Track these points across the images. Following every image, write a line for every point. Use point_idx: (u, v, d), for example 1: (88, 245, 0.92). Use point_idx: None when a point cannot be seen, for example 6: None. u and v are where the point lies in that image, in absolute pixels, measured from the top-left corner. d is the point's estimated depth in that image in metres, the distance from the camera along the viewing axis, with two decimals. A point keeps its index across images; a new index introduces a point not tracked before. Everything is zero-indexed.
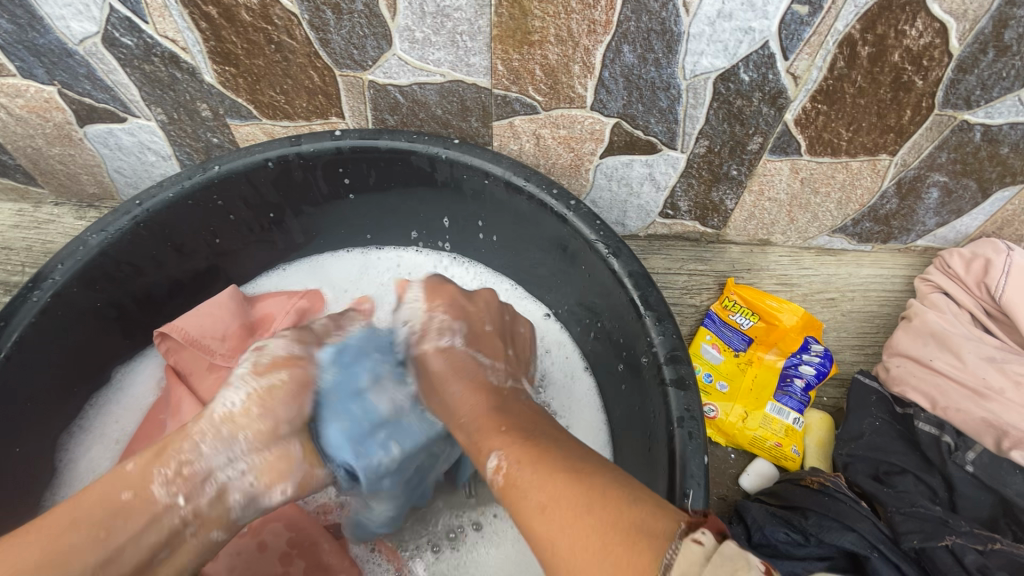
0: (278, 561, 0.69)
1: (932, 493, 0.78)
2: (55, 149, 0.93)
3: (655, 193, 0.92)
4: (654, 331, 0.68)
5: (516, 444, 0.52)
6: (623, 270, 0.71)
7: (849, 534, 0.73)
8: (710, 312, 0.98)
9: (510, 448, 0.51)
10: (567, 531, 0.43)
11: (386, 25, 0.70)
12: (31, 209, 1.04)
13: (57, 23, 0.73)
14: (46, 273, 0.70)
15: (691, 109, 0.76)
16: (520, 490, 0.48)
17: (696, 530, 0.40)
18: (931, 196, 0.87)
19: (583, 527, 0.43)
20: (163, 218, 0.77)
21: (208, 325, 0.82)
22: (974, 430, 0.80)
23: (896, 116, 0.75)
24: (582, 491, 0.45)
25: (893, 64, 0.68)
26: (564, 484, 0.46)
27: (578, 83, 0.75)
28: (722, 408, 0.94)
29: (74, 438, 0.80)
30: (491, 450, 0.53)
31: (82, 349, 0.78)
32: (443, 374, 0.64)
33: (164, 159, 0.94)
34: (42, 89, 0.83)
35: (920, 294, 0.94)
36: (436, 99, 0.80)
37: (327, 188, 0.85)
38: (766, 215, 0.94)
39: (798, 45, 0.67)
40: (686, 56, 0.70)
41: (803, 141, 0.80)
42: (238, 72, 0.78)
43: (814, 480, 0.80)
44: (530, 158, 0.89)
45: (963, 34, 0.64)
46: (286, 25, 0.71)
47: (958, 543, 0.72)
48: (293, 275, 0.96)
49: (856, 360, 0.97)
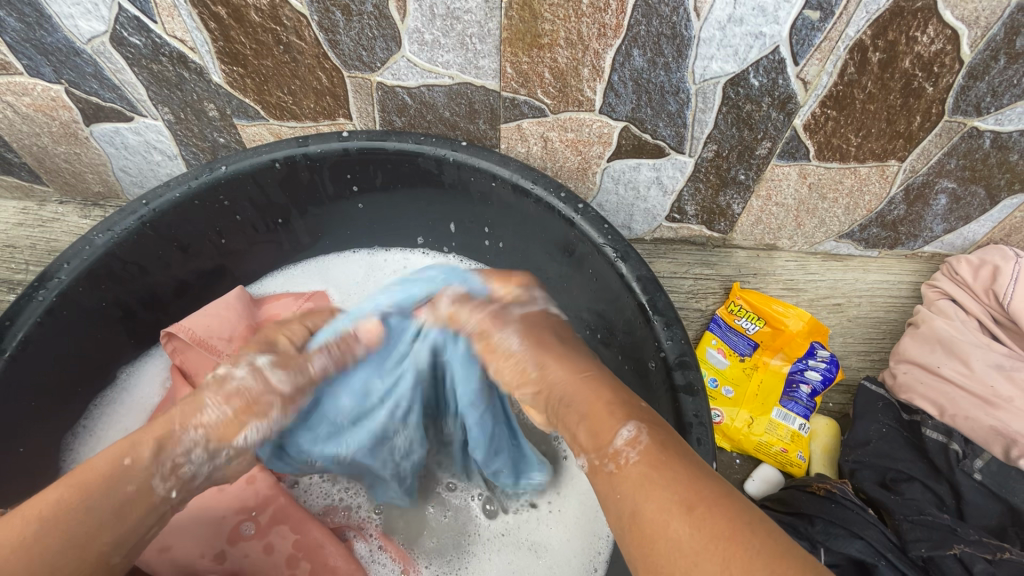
0: (285, 563, 0.68)
1: (939, 501, 0.78)
2: (60, 147, 0.92)
3: (662, 197, 0.91)
4: (663, 336, 0.67)
5: (655, 426, 0.49)
6: (632, 274, 0.70)
7: (856, 541, 0.73)
8: (716, 317, 0.98)
9: (652, 427, 0.48)
10: (716, 535, 0.41)
11: (395, 26, 0.70)
12: (36, 207, 1.04)
13: (66, 21, 0.73)
14: (52, 272, 0.70)
15: (700, 113, 0.76)
16: (657, 471, 0.45)
17: None
18: (939, 203, 0.87)
19: (741, 543, 0.40)
20: (169, 218, 0.76)
21: (216, 327, 0.82)
22: (982, 438, 0.79)
23: (906, 123, 0.75)
24: (734, 502, 0.43)
25: (903, 70, 0.68)
26: (716, 496, 0.43)
27: (587, 86, 0.75)
28: (727, 413, 0.93)
29: (78, 439, 0.79)
30: (628, 418, 0.49)
31: (88, 349, 0.77)
32: (540, 337, 0.61)
33: (170, 158, 0.94)
34: (49, 88, 0.83)
35: (927, 301, 0.94)
36: (444, 101, 0.80)
37: (334, 189, 0.84)
38: (773, 220, 0.94)
39: (809, 51, 0.67)
40: (696, 61, 0.70)
41: (812, 147, 0.80)
42: (246, 72, 0.78)
43: (820, 486, 0.80)
44: (537, 161, 0.88)
45: (975, 42, 0.64)
46: (295, 26, 0.71)
47: (967, 552, 0.71)
48: (299, 277, 0.95)
49: (862, 366, 0.97)
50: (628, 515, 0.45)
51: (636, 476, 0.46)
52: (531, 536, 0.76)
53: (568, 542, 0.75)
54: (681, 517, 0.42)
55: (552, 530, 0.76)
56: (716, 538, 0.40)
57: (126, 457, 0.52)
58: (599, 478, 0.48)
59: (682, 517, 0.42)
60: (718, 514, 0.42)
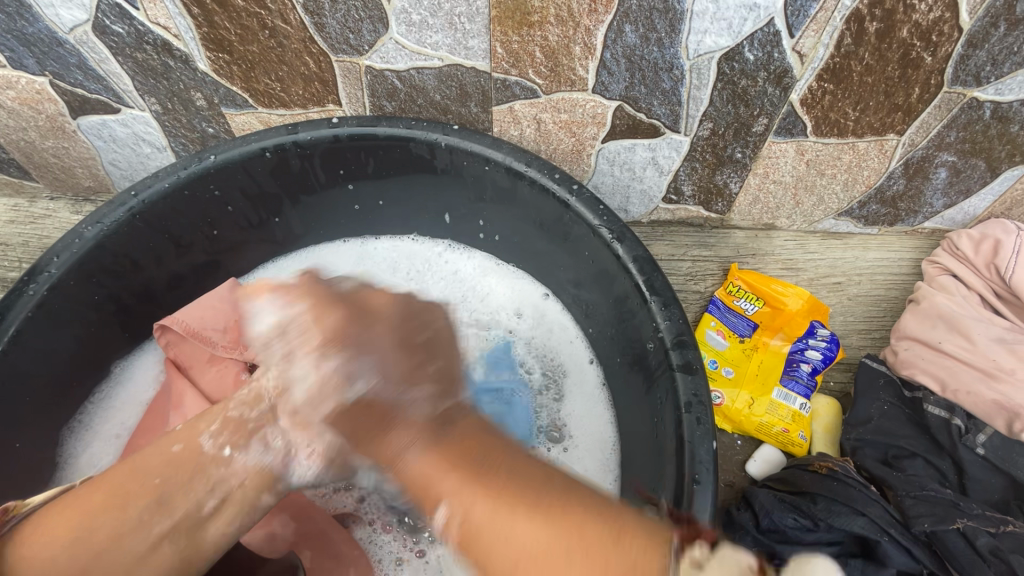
0: (287, 546, 0.69)
1: (942, 476, 0.78)
2: (48, 141, 0.91)
3: (658, 177, 0.90)
4: (660, 316, 0.67)
5: (462, 487, 0.48)
6: (628, 256, 0.70)
7: (858, 518, 0.73)
8: (714, 298, 0.97)
9: (463, 494, 0.47)
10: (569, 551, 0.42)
11: (382, 7, 0.68)
12: (27, 203, 1.03)
13: (46, 10, 0.71)
14: (42, 266, 0.69)
15: (695, 90, 0.75)
16: (499, 530, 0.45)
17: (690, 547, 0.43)
18: (940, 176, 0.85)
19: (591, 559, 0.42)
20: (158, 208, 0.75)
21: (209, 318, 0.81)
22: (984, 413, 0.79)
23: (905, 95, 0.73)
24: (618, 514, 0.46)
25: (901, 40, 0.66)
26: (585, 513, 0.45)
27: (579, 65, 0.73)
28: (727, 395, 0.93)
29: (73, 434, 0.79)
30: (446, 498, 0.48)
31: (81, 344, 0.77)
32: (376, 417, 0.54)
33: (159, 150, 0.93)
34: (33, 81, 0.81)
35: (928, 277, 0.93)
36: (434, 84, 0.79)
37: (325, 176, 0.83)
38: (771, 199, 0.92)
39: (804, 22, 0.66)
40: (689, 35, 0.68)
41: (809, 122, 0.78)
42: (232, 59, 0.77)
43: (822, 465, 0.79)
44: (530, 143, 0.87)
45: (974, 8, 0.63)
46: (280, 9, 0.70)
47: (970, 526, 0.72)
48: (289, 267, 0.94)
49: (862, 345, 0.96)
50: (507, 566, 0.44)
51: (478, 531, 0.46)
52: None
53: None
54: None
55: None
56: (571, 550, 0.42)
57: (177, 445, 0.54)
58: (469, 542, 0.46)
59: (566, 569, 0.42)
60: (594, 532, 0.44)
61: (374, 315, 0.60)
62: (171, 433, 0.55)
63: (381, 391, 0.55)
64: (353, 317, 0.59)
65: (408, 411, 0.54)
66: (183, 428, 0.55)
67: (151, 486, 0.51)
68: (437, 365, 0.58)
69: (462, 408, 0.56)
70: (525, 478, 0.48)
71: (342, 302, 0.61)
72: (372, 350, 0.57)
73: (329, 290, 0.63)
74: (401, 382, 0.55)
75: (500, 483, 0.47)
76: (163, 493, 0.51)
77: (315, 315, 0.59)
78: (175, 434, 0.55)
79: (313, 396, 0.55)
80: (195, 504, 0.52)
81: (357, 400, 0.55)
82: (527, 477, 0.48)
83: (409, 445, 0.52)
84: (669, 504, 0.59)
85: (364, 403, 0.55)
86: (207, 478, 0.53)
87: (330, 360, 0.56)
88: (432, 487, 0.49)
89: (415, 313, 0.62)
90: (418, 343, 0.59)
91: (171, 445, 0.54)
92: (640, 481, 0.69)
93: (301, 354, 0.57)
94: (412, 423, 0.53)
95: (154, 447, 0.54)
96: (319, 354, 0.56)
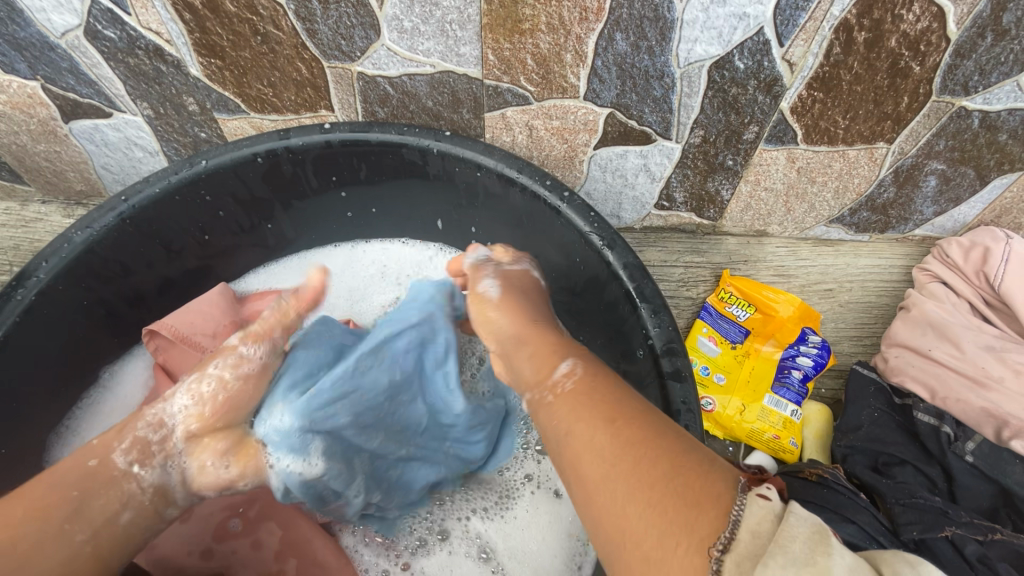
0: (273, 557, 0.69)
1: (931, 484, 0.78)
2: (40, 145, 0.91)
3: (650, 184, 0.90)
4: (650, 323, 0.67)
5: (588, 363, 0.55)
6: (618, 262, 0.70)
7: (847, 525, 0.72)
8: (707, 304, 0.98)
9: (586, 375, 0.53)
10: (655, 455, 0.43)
11: (373, 14, 0.69)
12: (18, 207, 1.02)
13: (38, 15, 0.71)
14: (30, 271, 0.69)
15: (685, 98, 0.75)
16: (597, 407, 0.49)
17: (759, 488, 0.40)
18: (929, 184, 0.86)
19: (674, 471, 0.41)
20: (150, 213, 0.75)
21: (199, 323, 0.81)
22: (974, 420, 0.79)
23: (894, 104, 0.74)
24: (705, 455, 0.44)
25: (890, 49, 0.67)
26: (675, 447, 0.44)
27: (570, 72, 0.74)
28: (719, 401, 0.93)
29: (60, 440, 0.78)
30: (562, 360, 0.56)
31: (70, 348, 0.77)
32: (515, 296, 0.68)
33: (152, 155, 0.92)
34: (25, 85, 0.81)
35: (919, 284, 0.93)
36: (426, 90, 0.79)
37: (317, 182, 0.83)
38: (763, 206, 0.93)
39: (793, 32, 0.66)
40: (680, 44, 0.69)
41: (800, 130, 0.79)
42: (224, 64, 0.77)
43: (813, 472, 0.79)
44: (523, 150, 0.87)
45: (961, 18, 0.63)
46: (272, 15, 0.70)
47: (959, 534, 0.71)
48: (282, 272, 0.94)
49: (855, 352, 0.98)
50: (593, 437, 0.46)
51: (570, 402, 0.51)
52: (497, 555, 0.75)
53: (550, 529, 0.76)
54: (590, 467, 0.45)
55: (533, 536, 0.75)
56: (653, 456, 0.43)
57: (91, 460, 0.55)
58: (563, 405, 0.51)
59: (644, 465, 0.42)
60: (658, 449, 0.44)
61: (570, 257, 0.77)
62: (80, 452, 0.56)
63: (525, 282, 0.72)
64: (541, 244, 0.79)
65: (541, 309, 0.68)
66: (96, 443, 0.57)
67: (70, 497, 0.52)
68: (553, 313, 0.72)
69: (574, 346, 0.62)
70: (638, 400, 0.51)
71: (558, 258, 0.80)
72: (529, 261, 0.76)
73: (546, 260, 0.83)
74: (534, 295, 0.70)
75: (614, 389, 0.51)
76: (83, 501, 0.53)
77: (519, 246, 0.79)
78: (87, 451, 0.56)
79: (469, 267, 0.73)
80: (113, 513, 0.54)
81: (514, 275, 0.72)
82: (642, 403, 0.50)
83: (534, 321, 0.64)
84: None
85: (512, 282, 0.71)
86: (123, 488, 0.55)
87: (522, 257, 0.76)
88: (551, 359, 0.56)
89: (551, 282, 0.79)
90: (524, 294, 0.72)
91: (85, 460, 0.55)
92: None
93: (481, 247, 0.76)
94: (538, 317, 0.65)
95: (62, 466, 0.55)
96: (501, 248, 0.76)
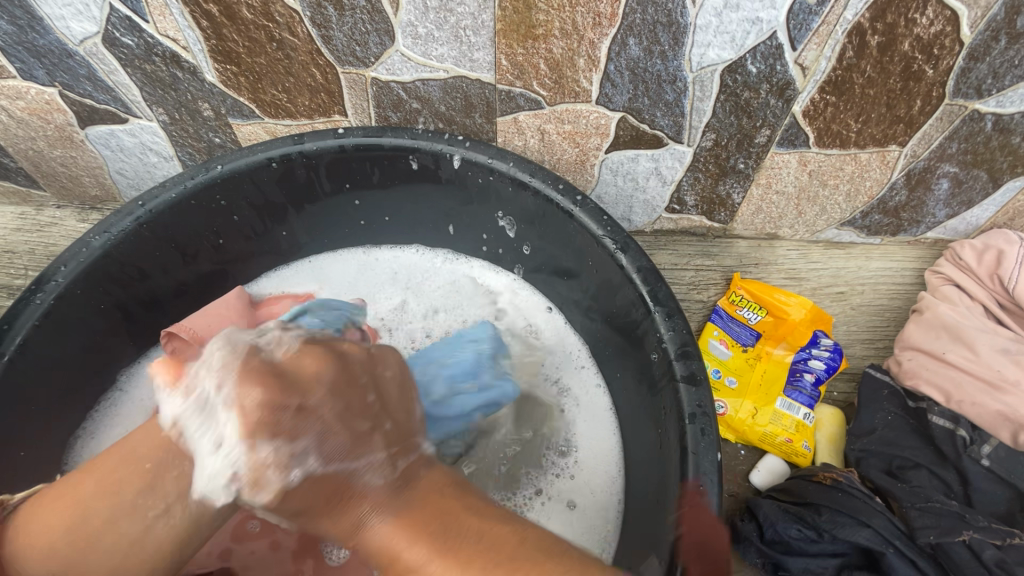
0: (291, 558, 0.69)
1: (947, 487, 0.77)
2: (56, 151, 0.92)
3: (661, 188, 0.91)
4: (664, 327, 0.67)
5: (421, 542, 0.48)
6: (632, 266, 0.70)
7: (863, 529, 0.72)
8: (717, 308, 0.98)
9: (395, 528, 0.49)
10: None
11: (388, 21, 0.69)
12: (33, 212, 1.03)
13: (57, 23, 0.72)
14: (49, 275, 0.70)
15: (698, 102, 0.76)
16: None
17: None
18: (942, 187, 0.86)
19: None
20: (166, 218, 0.76)
21: (217, 325, 0.82)
22: (989, 424, 0.79)
23: (907, 107, 0.74)
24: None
25: (903, 53, 0.67)
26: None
27: (583, 77, 0.74)
28: (731, 405, 0.92)
29: (79, 442, 0.79)
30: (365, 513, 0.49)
31: (88, 352, 0.77)
32: (329, 490, 0.48)
33: (166, 160, 0.93)
34: (42, 91, 0.82)
35: (931, 287, 0.93)
36: (440, 95, 0.79)
37: (330, 186, 0.84)
38: (774, 209, 0.93)
39: (806, 36, 0.66)
40: (693, 48, 0.69)
41: (811, 134, 0.79)
42: (239, 71, 0.77)
43: (826, 476, 0.79)
44: (534, 154, 0.88)
45: (975, 22, 0.63)
46: (287, 22, 0.71)
47: (976, 539, 0.71)
48: (293, 277, 0.94)
49: (866, 355, 0.96)
50: None
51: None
52: None
53: None
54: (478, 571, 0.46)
55: None
56: None
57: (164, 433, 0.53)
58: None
59: None
60: (510, 565, 0.46)
61: (303, 384, 0.50)
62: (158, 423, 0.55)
63: (326, 468, 0.48)
64: (279, 387, 0.49)
65: (363, 482, 0.50)
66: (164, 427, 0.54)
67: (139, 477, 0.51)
68: (385, 427, 0.54)
69: (423, 460, 0.56)
70: (487, 524, 0.50)
71: (267, 366, 0.50)
72: (319, 429, 0.48)
73: (258, 350, 0.52)
74: (346, 455, 0.50)
75: (450, 545, 0.47)
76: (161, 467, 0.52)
77: (242, 386, 0.49)
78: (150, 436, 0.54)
79: (249, 485, 0.47)
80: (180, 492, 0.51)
81: (301, 482, 0.47)
82: (487, 527, 0.50)
83: (372, 513, 0.49)
84: (675, 514, 0.59)
85: (313, 480, 0.48)
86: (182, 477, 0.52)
87: (249, 400, 0.48)
88: (398, 557, 0.48)
89: (359, 371, 0.54)
90: (367, 404, 0.53)
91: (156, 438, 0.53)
92: (645, 494, 0.69)
93: (222, 441, 0.47)
94: (369, 494, 0.50)
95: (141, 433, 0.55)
96: (252, 438, 0.46)
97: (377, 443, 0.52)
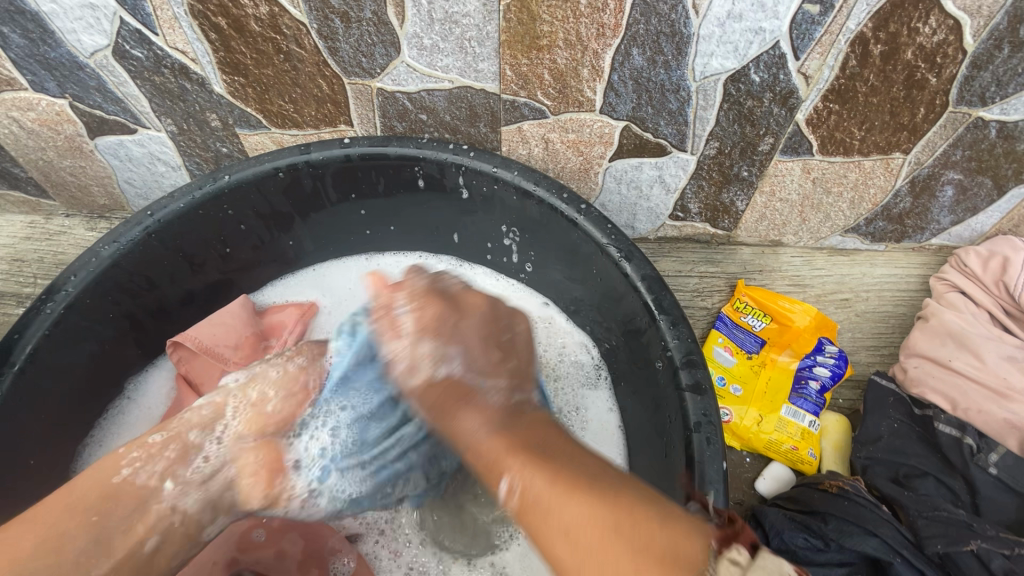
0: (296, 568, 0.71)
1: (954, 496, 0.77)
2: (65, 161, 0.93)
3: (664, 195, 0.91)
4: (669, 335, 0.67)
5: (531, 466, 0.47)
6: (636, 274, 0.70)
7: (870, 539, 0.72)
8: (722, 315, 0.97)
9: (529, 471, 0.47)
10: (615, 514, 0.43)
11: (394, 32, 0.70)
12: (43, 220, 1.05)
13: (69, 36, 0.74)
14: (59, 284, 0.71)
15: (701, 110, 0.76)
16: (555, 502, 0.44)
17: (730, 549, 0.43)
18: (946, 194, 0.86)
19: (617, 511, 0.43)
20: (174, 227, 0.77)
21: (222, 335, 0.83)
22: (996, 432, 0.79)
23: (910, 114, 0.74)
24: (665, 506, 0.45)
25: (906, 62, 0.67)
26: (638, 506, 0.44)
27: (587, 87, 0.75)
28: (736, 412, 0.92)
29: (87, 451, 0.80)
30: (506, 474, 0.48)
31: (96, 361, 0.78)
32: (459, 395, 0.55)
33: (174, 169, 0.94)
34: (53, 102, 0.83)
35: (936, 294, 0.93)
36: (445, 105, 0.80)
37: (336, 195, 0.84)
38: (778, 216, 0.93)
39: (809, 45, 0.67)
40: (696, 58, 0.69)
41: (814, 142, 0.79)
42: (247, 82, 0.78)
43: (833, 483, 0.79)
44: (538, 162, 0.88)
45: (978, 31, 0.64)
46: (295, 34, 0.72)
47: (984, 548, 0.71)
48: (298, 285, 0.95)
49: (871, 362, 0.96)
50: (558, 537, 0.44)
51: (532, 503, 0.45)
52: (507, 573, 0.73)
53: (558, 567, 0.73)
54: (579, 491, 0.45)
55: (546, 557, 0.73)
56: (622, 526, 0.42)
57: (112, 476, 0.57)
58: (527, 513, 0.46)
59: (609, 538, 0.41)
60: (604, 482, 0.46)
61: (467, 308, 0.60)
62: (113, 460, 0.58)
63: (466, 374, 0.56)
64: (448, 307, 0.59)
65: (486, 398, 0.55)
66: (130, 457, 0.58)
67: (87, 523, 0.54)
68: (514, 364, 0.58)
69: (531, 404, 0.57)
70: (569, 448, 0.50)
71: (436, 293, 0.61)
72: (462, 337, 0.57)
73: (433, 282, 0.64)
74: (481, 373, 0.56)
75: (540, 452, 0.49)
76: (102, 531, 0.54)
77: (416, 308, 0.60)
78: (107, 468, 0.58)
79: (405, 372, 0.57)
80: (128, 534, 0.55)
81: (443, 379, 0.56)
82: (571, 450, 0.50)
83: (482, 422, 0.52)
84: None
85: (453, 382, 0.56)
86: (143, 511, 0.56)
87: (425, 343, 0.57)
88: (498, 465, 0.49)
89: (501, 314, 0.62)
90: (502, 341, 0.59)
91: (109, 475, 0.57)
92: None
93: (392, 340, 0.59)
94: (487, 408, 0.54)
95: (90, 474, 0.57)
96: (417, 336, 0.58)
97: (507, 369, 0.57)
